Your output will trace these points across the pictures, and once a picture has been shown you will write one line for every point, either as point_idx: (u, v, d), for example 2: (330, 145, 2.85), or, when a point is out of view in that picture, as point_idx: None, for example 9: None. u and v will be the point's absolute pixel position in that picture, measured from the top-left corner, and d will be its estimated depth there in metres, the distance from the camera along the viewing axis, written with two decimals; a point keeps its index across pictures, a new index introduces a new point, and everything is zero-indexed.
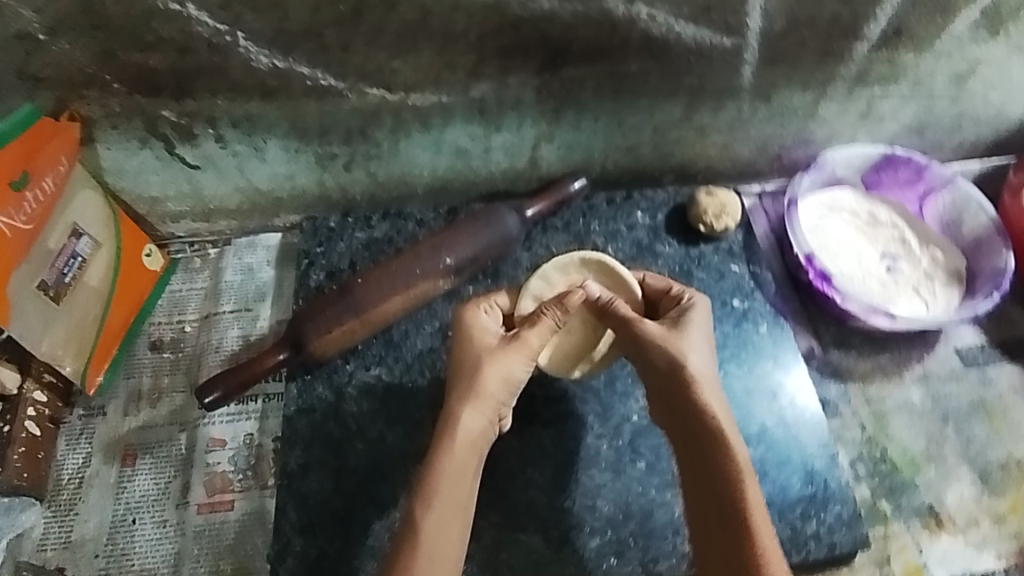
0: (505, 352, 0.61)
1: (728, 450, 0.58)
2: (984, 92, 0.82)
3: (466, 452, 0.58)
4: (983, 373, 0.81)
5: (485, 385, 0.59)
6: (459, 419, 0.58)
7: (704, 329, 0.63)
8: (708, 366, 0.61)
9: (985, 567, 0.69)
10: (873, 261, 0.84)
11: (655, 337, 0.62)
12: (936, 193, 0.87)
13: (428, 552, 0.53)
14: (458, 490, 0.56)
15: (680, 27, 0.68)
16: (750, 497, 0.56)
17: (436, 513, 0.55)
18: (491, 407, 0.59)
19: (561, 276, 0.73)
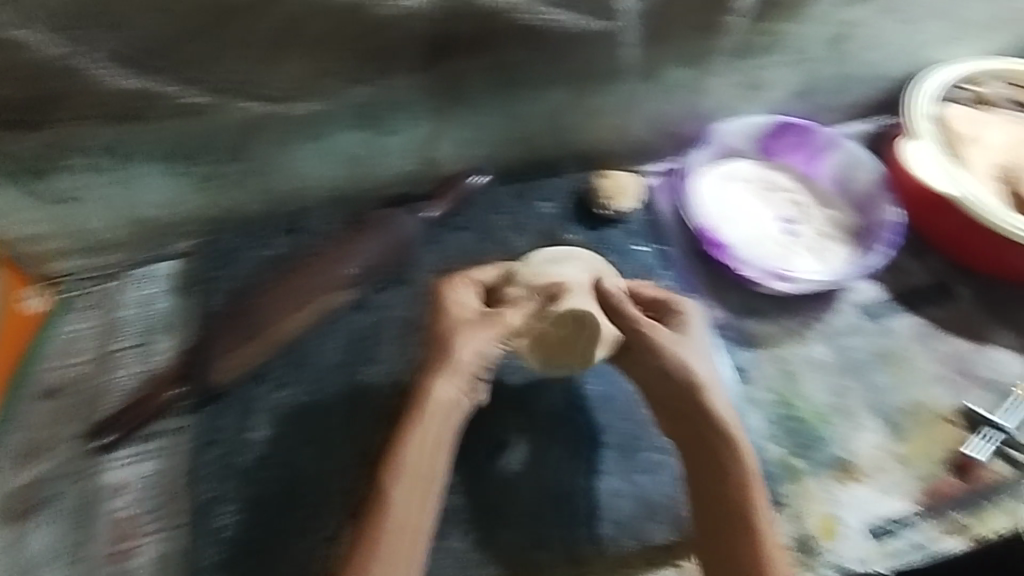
0: (476, 327, 0.66)
1: (741, 451, 0.65)
2: (861, 53, 0.84)
3: (435, 426, 0.62)
4: (883, 324, 0.84)
5: (462, 356, 0.65)
6: (436, 388, 0.64)
7: (701, 337, 0.71)
8: (712, 372, 0.69)
9: (896, 511, 0.72)
10: (773, 226, 0.87)
11: (666, 347, 0.68)
12: (825, 155, 0.90)
13: (398, 518, 0.58)
14: (426, 460, 0.61)
15: (557, 14, 0.67)
16: (758, 493, 0.63)
17: (406, 483, 0.60)
18: (464, 379, 0.65)
19: (553, 265, 0.73)
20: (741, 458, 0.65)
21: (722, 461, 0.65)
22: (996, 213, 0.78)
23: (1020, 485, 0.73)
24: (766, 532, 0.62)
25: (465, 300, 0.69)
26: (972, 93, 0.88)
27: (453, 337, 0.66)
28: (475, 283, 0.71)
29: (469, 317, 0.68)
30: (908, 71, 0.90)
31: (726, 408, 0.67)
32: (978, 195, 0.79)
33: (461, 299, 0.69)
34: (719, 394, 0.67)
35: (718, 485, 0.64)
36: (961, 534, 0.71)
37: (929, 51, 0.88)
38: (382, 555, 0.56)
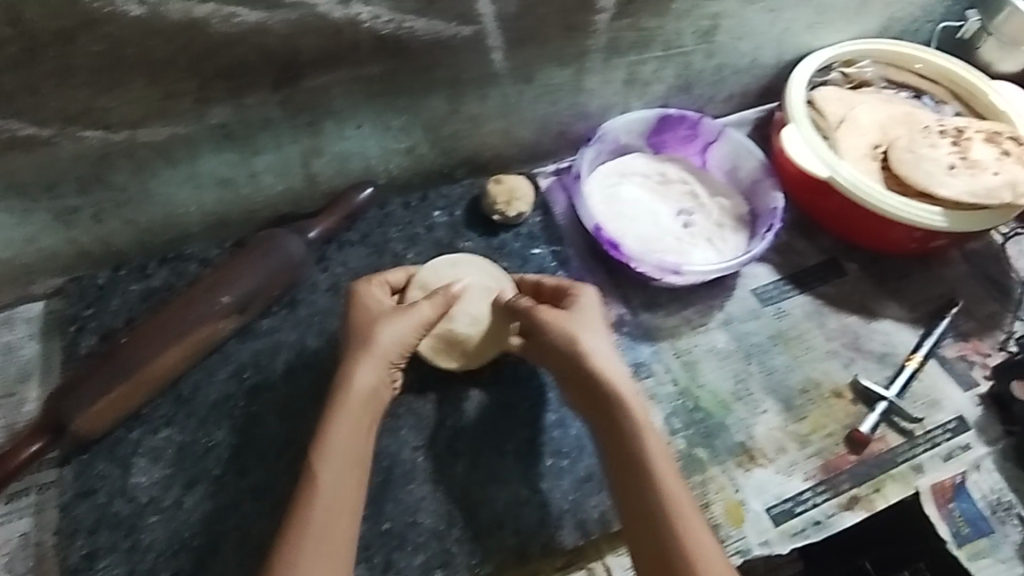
0: (395, 316, 0.65)
1: (643, 424, 0.62)
2: (733, 44, 0.86)
3: (354, 416, 0.62)
4: (779, 306, 0.85)
5: (381, 343, 0.64)
6: (353, 378, 0.62)
7: (597, 313, 0.69)
8: (605, 345, 0.66)
9: (796, 490, 0.74)
10: (668, 219, 0.88)
11: (559, 326, 0.66)
12: (712, 146, 0.92)
13: (324, 507, 0.57)
14: (352, 445, 0.61)
15: (415, 22, 0.66)
16: (665, 466, 0.60)
17: (330, 473, 0.59)
18: (382, 365, 0.64)
19: (450, 268, 0.75)
20: (644, 431, 0.62)
21: (625, 437, 0.62)
22: (871, 194, 0.80)
23: (909, 452, 0.76)
24: (676, 506, 0.59)
25: (375, 295, 0.68)
26: (845, 75, 0.92)
27: (367, 329, 0.65)
28: (380, 279, 0.70)
29: (381, 310, 0.66)
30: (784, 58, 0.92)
31: (625, 382, 0.64)
32: (854, 178, 0.80)
33: (372, 295, 0.68)
34: (618, 367, 0.65)
35: (626, 461, 0.62)
36: (856, 506, 0.73)
37: (801, 37, 0.90)
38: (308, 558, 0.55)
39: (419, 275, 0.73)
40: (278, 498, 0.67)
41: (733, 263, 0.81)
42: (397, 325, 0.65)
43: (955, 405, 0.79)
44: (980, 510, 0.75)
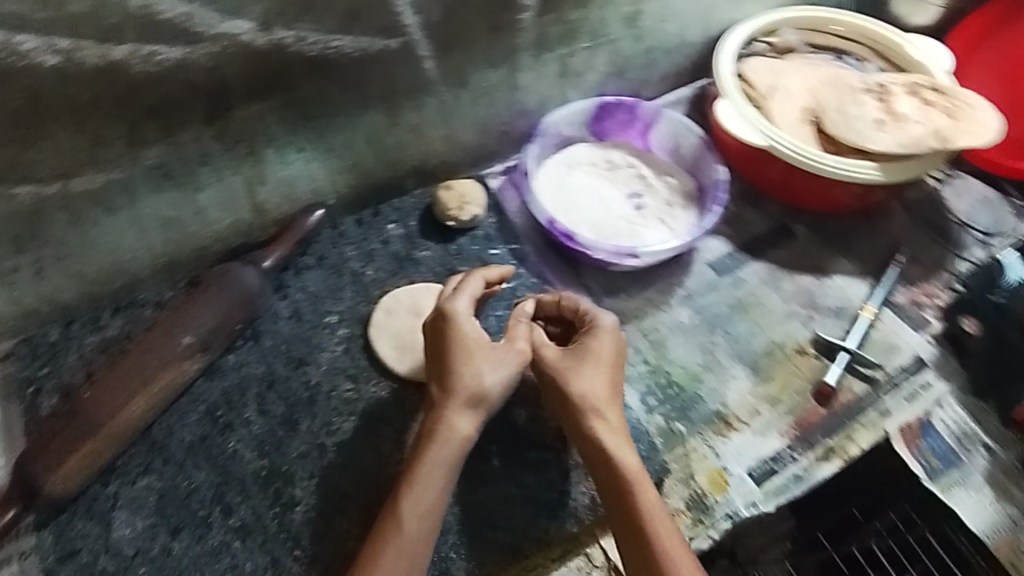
0: (499, 356, 0.67)
1: (629, 478, 0.64)
2: (658, 27, 0.88)
3: (449, 462, 0.63)
4: (734, 275, 0.88)
5: (489, 390, 0.65)
6: (457, 423, 0.64)
7: (616, 343, 0.69)
8: (597, 386, 0.67)
9: (773, 449, 0.76)
10: (620, 203, 0.89)
11: (582, 362, 0.67)
12: (653, 127, 0.94)
13: (393, 552, 0.59)
14: (437, 491, 0.62)
15: (341, 40, 0.66)
16: (654, 514, 0.62)
17: (411, 520, 0.60)
18: (478, 410, 0.65)
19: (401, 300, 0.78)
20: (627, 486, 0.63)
21: (610, 493, 0.64)
22: (807, 159, 0.82)
23: (874, 398, 0.79)
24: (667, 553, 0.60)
25: (469, 326, 0.67)
26: (769, 45, 0.95)
27: (471, 370, 0.65)
28: (467, 298, 0.69)
29: (482, 343, 0.67)
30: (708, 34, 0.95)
31: (608, 437, 0.65)
32: (791, 145, 0.83)
33: (467, 326, 0.67)
34: (602, 418, 0.66)
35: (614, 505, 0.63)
36: (832, 456, 0.76)
37: (722, 13, 0.93)
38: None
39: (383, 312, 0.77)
40: (268, 532, 0.66)
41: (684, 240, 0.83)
42: (506, 372, 0.66)
43: (912, 347, 0.83)
44: (948, 444, 0.78)
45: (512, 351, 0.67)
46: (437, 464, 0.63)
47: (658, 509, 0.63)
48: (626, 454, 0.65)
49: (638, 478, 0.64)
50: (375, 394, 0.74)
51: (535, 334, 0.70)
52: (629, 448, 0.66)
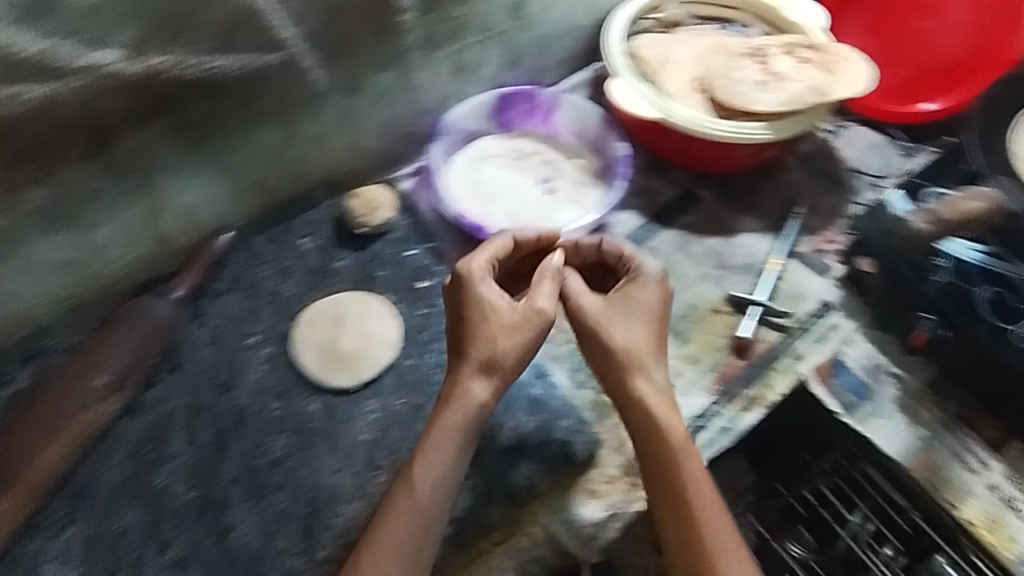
0: (520, 318, 0.67)
1: (669, 432, 0.67)
2: (546, 14, 0.90)
3: (463, 428, 0.65)
4: (647, 246, 0.91)
5: (503, 356, 0.66)
6: (471, 390, 0.66)
7: (657, 294, 0.72)
8: (639, 340, 0.70)
9: (698, 406, 0.79)
10: (531, 190, 0.91)
11: (625, 316, 0.70)
12: (554, 112, 0.96)
13: (399, 517, 0.61)
14: (441, 457, 0.64)
15: (220, 60, 0.66)
16: (692, 467, 0.66)
17: (424, 486, 0.63)
18: (499, 374, 0.67)
19: (322, 314, 0.78)
20: (668, 441, 0.66)
21: (649, 446, 0.67)
22: (704, 128, 0.85)
23: (787, 345, 0.83)
24: (699, 503, 0.64)
25: (486, 287, 0.69)
26: (658, 21, 0.99)
27: (488, 335, 0.66)
28: (484, 257, 0.71)
29: (502, 304, 0.68)
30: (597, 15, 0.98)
31: (650, 392, 0.68)
32: (682, 115, 0.86)
33: (485, 287, 0.68)
34: (648, 376, 0.69)
35: (651, 458, 0.67)
36: (753, 406, 0.79)
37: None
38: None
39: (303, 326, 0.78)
40: (206, 561, 0.66)
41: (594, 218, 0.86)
42: (526, 333, 0.67)
43: (818, 293, 0.87)
44: (859, 378, 0.82)
45: (532, 312, 0.68)
46: (452, 430, 0.64)
47: (694, 462, 0.66)
48: (667, 410, 0.68)
49: (679, 433, 0.67)
50: (304, 409, 0.73)
51: (572, 287, 0.72)
52: (671, 402, 0.69)
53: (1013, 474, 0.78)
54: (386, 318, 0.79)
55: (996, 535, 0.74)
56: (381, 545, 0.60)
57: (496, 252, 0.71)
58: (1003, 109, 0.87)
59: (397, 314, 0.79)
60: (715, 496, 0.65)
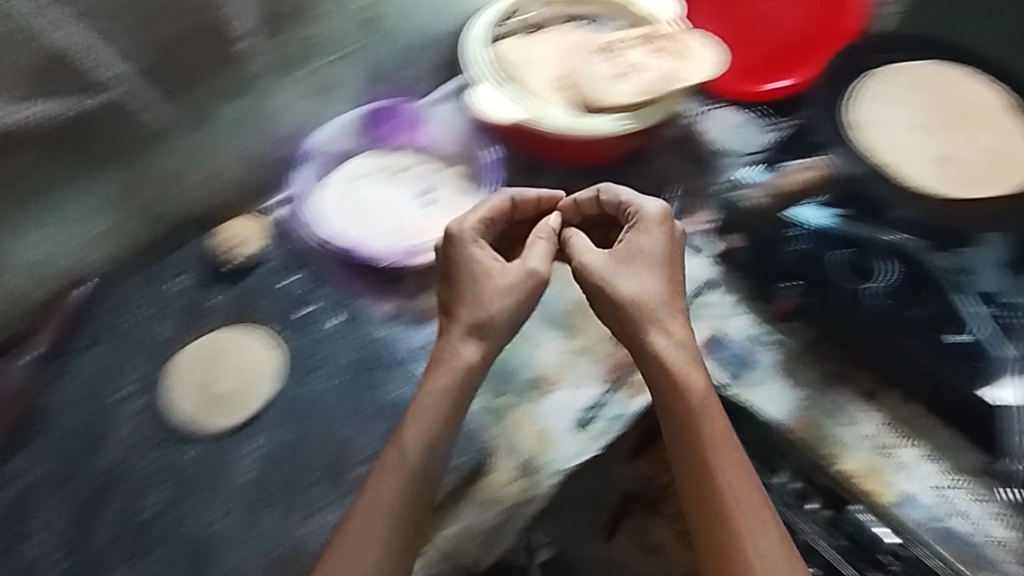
0: (507, 282, 0.70)
1: (687, 383, 0.66)
2: (403, 25, 0.91)
3: (450, 391, 0.67)
4: None
5: (493, 317, 0.69)
6: (459, 351, 0.68)
7: (663, 240, 0.71)
8: (651, 289, 0.69)
9: (591, 397, 0.80)
10: (409, 203, 0.88)
11: (626, 265, 0.70)
12: (424, 121, 0.94)
13: (381, 485, 0.64)
14: (431, 421, 0.66)
15: (38, 108, 0.71)
16: (710, 420, 0.65)
17: (412, 453, 0.65)
18: (491, 335, 0.69)
19: (199, 353, 0.76)
20: (676, 390, 0.66)
21: (666, 397, 0.67)
22: (569, 125, 0.86)
23: None
24: (717, 455, 0.64)
25: (477, 249, 0.72)
26: (522, 23, 0.98)
27: (480, 294, 0.69)
28: (474, 218, 0.74)
29: (489, 266, 0.71)
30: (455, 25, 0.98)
31: (658, 339, 0.68)
32: (542, 113, 0.87)
33: (477, 249, 0.71)
34: (662, 327, 0.68)
35: (669, 410, 0.67)
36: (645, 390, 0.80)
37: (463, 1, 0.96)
38: (384, 549, 0.61)
39: (179, 368, 0.76)
40: None
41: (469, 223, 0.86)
42: (514, 288, 0.70)
43: (697, 274, 0.90)
44: (737, 350, 0.86)
45: (523, 270, 0.71)
46: (440, 396, 0.67)
47: (704, 406, 0.66)
48: (676, 354, 0.68)
49: (689, 378, 0.67)
50: (183, 455, 0.71)
51: (576, 242, 0.74)
52: (682, 347, 0.68)
53: (888, 422, 0.80)
54: (269, 350, 0.78)
55: (875, 484, 0.77)
56: (364, 508, 0.62)
57: (491, 212, 0.74)
58: (856, 60, 0.87)
59: (279, 345, 0.78)
60: (733, 448, 0.65)
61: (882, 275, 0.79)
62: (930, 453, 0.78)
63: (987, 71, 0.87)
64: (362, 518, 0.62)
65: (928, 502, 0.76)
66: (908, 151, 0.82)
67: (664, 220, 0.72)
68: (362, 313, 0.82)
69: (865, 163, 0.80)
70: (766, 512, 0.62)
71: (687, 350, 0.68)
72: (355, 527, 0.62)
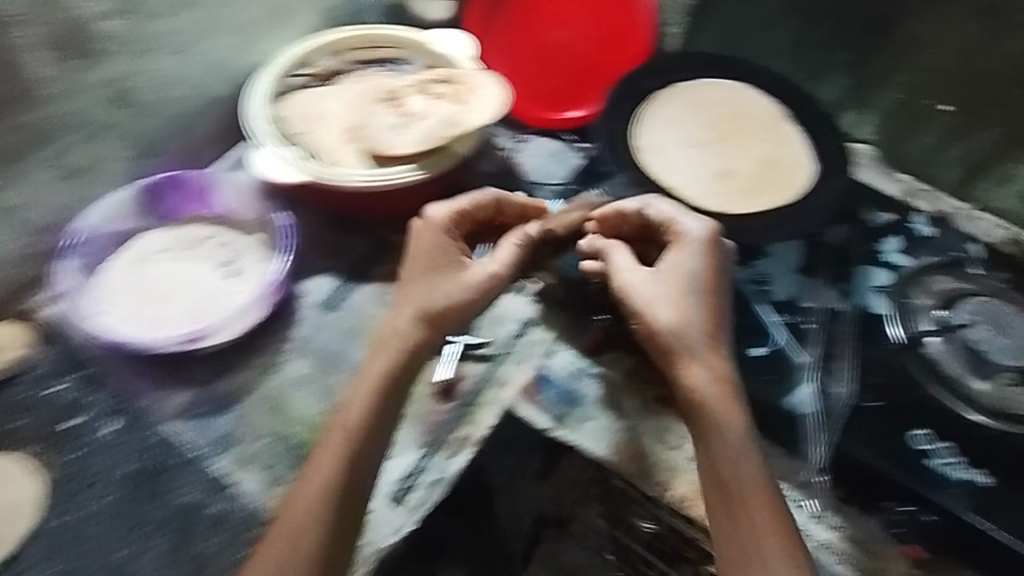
0: (453, 272, 0.75)
1: (722, 417, 0.65)
2: (163, 95, 0.85)
3: (383, 372, 0.69)
4: (343, 306, 0.86)
5: (440, 301, 0.73)
6: (394, 327, 0.72)
7: (704, 265, 0.71)
8: (687, 315, 0.69)
9: (408, 463, 0.77)
10: (202, 281, 0.84)
11: (660, 284, 0.71)
12: (212, 190, 0.89)
13: (322, 458, 0.65)
14: (376, 401, 0.68)
15: None
16: (742, 457, 0.64)
17: (349, 428, 0.67)
18: (429, 322, 0.72)
19: None
20: (706, 408, 0.66)
21: (700, 424, 0.66)
22: (344, 178, 0.82)
23: (491, 372, 0.84)
24: (746, 493, 0.62)
25: (441, 236, 0.77)
26: (312, 75, 0.94)
27: (432, 280, 0.74)
28: (450, 207, 0.79)
29: (444, 253, 0.75)
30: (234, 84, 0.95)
31: (688, 359, 0.68)
32: (313, 168, 0.82)
33: (450, 241, 0.77)
34: (698, 361, 0.68)
35: (704, 438, 0.65)
36: (461, 447, 0.78)
37: (233, 60, 0.91)
38: (326, 518, 0.62)
39: None
40: None
41: (260, 301, 0.81)
42: (478, 282, 0.75)
43: (517, 312, 0.88)
44: (563, 385, 0.83)
45: (484, 272, 0.75)
46: (384, 363, 0.70)
47: (734, 428, 0.65)
48: (703, 374, 0.67)
49: (726, 399, 0.66)
50: None
51: (614, 258, 0.75)
52: (717, 370, 0.68)
53: None
54: (27, 476, 0.71)
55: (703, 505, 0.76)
56: (309, 481, 0.64)
57: (470, 204, 0.79)
58: (640, 83, 0.88)
59: (40, 469, 0.72)
60: (768, 494, 0.62)
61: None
62: None
63: (758, 86, 0.89)
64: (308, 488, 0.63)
65: None
66: (685, 171, 0.83)
67: (708, 240, 0.72)
68: (141, 415, 0.75)
69: (641, 189, 0.80)
70: (787, 531, 0.60)
71: (724, 373, 0.68)
72: (301, 499, 0.63)
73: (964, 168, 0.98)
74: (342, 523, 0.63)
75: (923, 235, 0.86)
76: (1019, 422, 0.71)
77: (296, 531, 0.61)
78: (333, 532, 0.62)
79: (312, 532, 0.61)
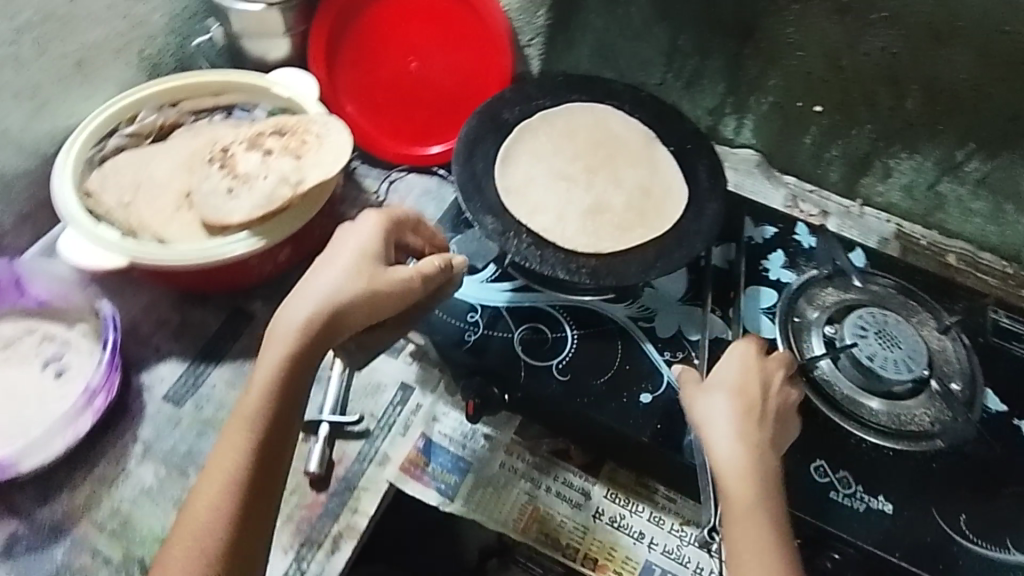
0: (367, 270, 0.61)
1: (752, 504, 0.56)
2: None
3: (283, 356, 0.56)
4: (196, 395, 0.77)
5: (346, 299, 0.58)
6: (291, 310, 0.58)
7: (750, 373, 0.64)
8: (728, 409, 0.61)
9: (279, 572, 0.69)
10: (22, 386, 0.74)
11: (710, 383, 0.63)
12: (24, 279, 0.79)
13: (218, 460, 0.54)
14: (274, 394, 0.56)
15: None
16: (774, 548, 0.54)
17: (246, 426, 0.55)
18: (330, 320, 0.58)
19: None
20: (745, 498, 0.56)
21: (732, 507, 0.56)
22: (170, 257, 0.74)
23: (372, 450, 0.76)
24: None
25: (358, 235, 0.63)
26: (136, 134, 0.84)
27: (344, 272, 0.60)
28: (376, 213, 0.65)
29: (358, 252, 0.61)
30: (37, 155, 0.84)
31: (732, 448, 0.58)
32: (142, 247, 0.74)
33: (375, 243, 0.63)
34: (735, 447, 0.58)
35: (738, 521, 0.55)
36: (342, 542, 0.70)
37: (26, 132, 0.81)
38: (225, 540, 0.52)
39: None
40: None
41: (76, 410, 0.71)
42: (397, 283, 0.61)
43: (394, 377, 0.80)
44: (453, 454, 0.76)
45: (401, 277, 0.62)
46: (280, 350, 0.56)
47: (769, 519, 0.55)
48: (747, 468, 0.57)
49: (773, 503, 0.56)
50: None
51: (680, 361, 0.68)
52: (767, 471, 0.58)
53: (610, 490, 0.74)
54: None
55: (610, 566, 0.71)
56: (208, 489, 0.53)
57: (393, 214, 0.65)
58: (499, 113, 0.82)
59: None
60: None
61: (554, 345, 0.74)
62: (657, 514, 0.73)
63: (622, 109, 0.84)
64: (208, 503, 0.53)
65: (670, 570, 0.71)
66: (555, 207, 0.77)
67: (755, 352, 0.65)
68: None
69: (505, 236, 0.73)
70: None
71: (773, 478, 0.58)
72: (197, 512, 0.53)
73: (845, 167, 0.98)
74: (240, 545, 0.53)
75: (807, 245, 0.84)
76: (912, 439, 0.69)
77: (193, 554, 0.52)
78: (229, 554, 0.52)
79: (206, 554, 0.52)
